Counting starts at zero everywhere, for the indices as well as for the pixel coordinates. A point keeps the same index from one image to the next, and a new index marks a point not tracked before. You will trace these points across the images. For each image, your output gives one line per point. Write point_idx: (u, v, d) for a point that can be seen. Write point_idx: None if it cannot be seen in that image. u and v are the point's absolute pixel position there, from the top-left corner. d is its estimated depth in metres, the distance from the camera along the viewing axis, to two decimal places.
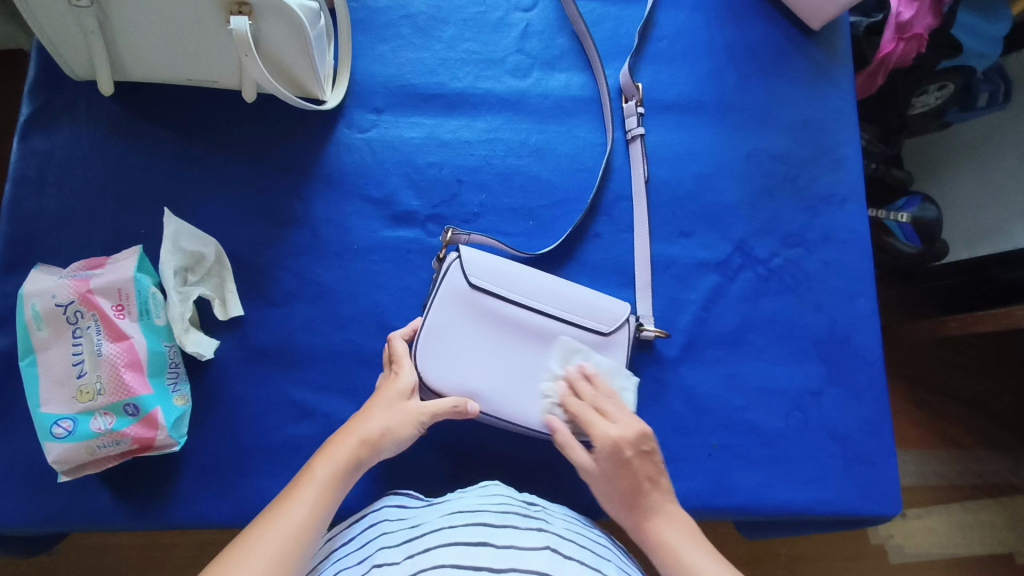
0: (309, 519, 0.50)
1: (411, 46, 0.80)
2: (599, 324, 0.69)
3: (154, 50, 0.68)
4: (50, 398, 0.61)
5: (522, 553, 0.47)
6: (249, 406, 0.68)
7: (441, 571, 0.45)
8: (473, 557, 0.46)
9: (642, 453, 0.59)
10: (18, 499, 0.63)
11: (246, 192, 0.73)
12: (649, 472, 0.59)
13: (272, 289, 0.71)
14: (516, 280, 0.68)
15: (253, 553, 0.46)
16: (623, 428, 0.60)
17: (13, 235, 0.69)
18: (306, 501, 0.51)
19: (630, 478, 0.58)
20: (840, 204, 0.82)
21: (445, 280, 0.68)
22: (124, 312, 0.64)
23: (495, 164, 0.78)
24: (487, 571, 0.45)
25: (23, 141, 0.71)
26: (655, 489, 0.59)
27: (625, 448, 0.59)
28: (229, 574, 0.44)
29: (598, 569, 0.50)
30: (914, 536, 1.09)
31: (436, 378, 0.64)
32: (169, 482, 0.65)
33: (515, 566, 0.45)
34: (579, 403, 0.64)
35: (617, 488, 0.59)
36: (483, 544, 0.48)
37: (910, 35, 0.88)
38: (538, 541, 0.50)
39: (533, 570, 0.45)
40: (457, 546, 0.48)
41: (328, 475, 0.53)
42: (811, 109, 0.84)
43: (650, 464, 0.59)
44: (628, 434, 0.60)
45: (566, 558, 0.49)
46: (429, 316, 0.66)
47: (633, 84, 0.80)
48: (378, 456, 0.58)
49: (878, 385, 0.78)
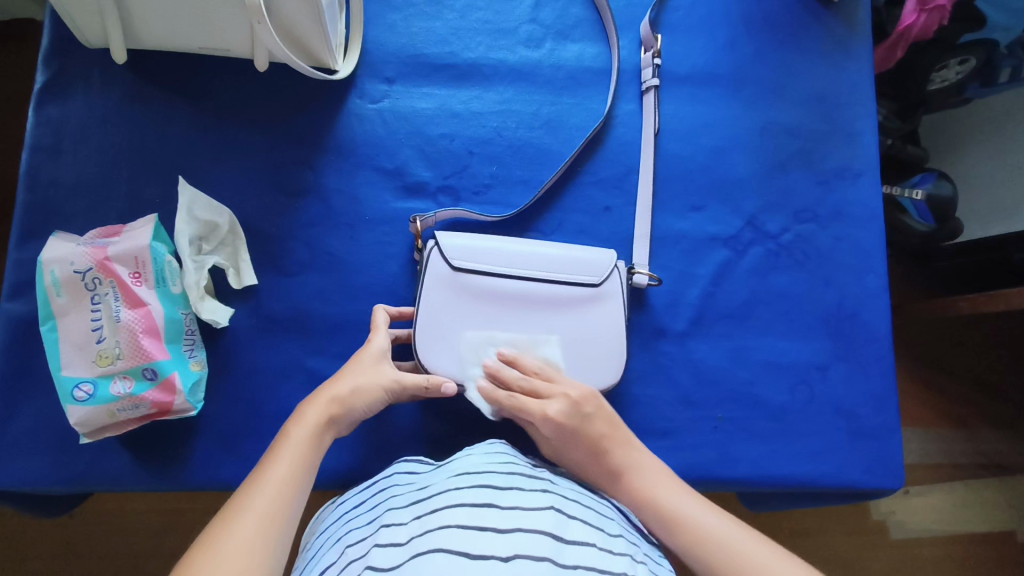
0: (291, 476, 0.50)
1: (423, 14, 0.79)
2: (590, 277, 0.69)
3: (167, 18, 0.67)
4: (71, 362, 0.63)
5: (527, 513, 0.49)
6: (263, 374, 0.69)
7: (449, 531, 0.46)
8: (479, 518, 0.48)
9: (592, 415, 0.61)
10: (41, 460, 0.65)
11: (259, 162, 0.73)
12: (603, 432, 0.61)
13: (285, 259, 0.71)
14: (494, 250, 0.68)
15: (244, 514, 0.46)
16: (557, 404, 0.61)
17: (30, 202, 0.69)
18: (287, 460, 0.51)
19: (583, 441, 0.61)
20: (854, 179, 0.82)
21: (428, 266, 0.68)
22: (141, 279, 0.65)
23: (507, 136, 0.77)
24: (492, 532, 0.46)
25: (38, 108, 0.71)
26: (614, 446, 0.60)
27: (567, 419, 0.61)
28: (227, 536, 0.45)
29: (601, 528, 0.52)
30: (916, 512, 1.10)
31: (439, 366, 0.66)
32: (186, 445, 0.67)
33: (519, 527, 0.47)
34: (516, 380, 0.64)
35: (575, 452, 0.62)
36: (489, 507, 0.49)
37: (932, 7, 0.87)
38: (543, 501, 0.51)
39: (538, 530, 0.47)
40: (464, 507, 0.49)
41: (302, 434, 0.54)
42: (828, 82, 0.83)
43: (602, 421, 0.61)
44: (565, 408, 0.61)
45: (570, 518, 0.51)
46: (420, 305, 0.67)
47: (652, 35, 0.80)
48: (349, 416, 0.59)
49: (886, 361, 0.78)
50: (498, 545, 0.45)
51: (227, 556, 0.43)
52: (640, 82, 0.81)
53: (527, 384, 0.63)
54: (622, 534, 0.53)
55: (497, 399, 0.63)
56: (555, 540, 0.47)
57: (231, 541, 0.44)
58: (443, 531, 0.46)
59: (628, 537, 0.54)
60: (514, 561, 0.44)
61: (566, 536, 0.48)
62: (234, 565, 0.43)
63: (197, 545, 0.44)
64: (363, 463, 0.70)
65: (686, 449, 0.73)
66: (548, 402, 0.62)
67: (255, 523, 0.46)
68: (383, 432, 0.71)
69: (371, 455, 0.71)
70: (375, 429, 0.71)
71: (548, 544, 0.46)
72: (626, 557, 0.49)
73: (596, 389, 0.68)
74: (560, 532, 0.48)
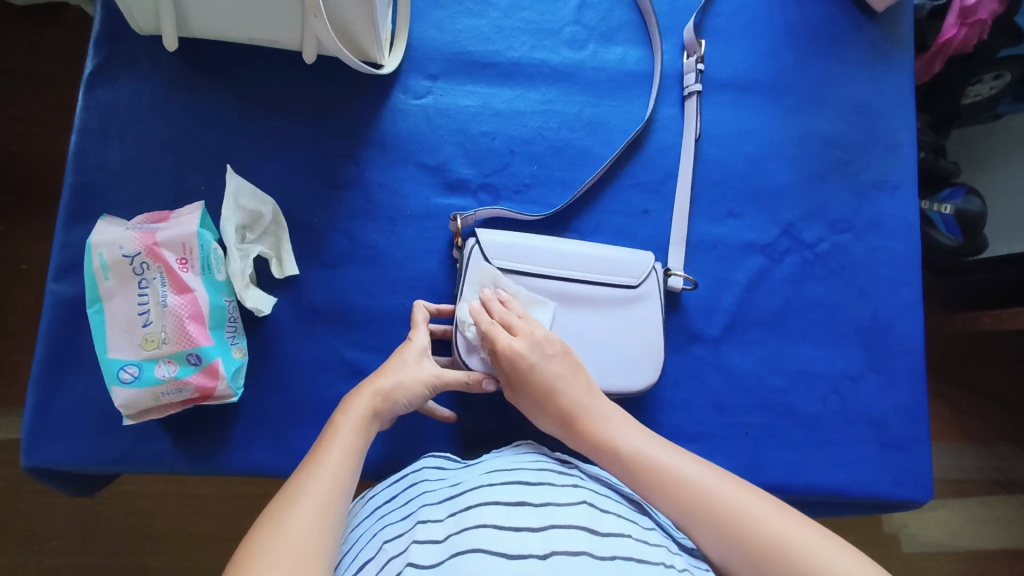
0: (345, 463, 0.51)
1: (468, 12, 0.79)
2: (628, 278, 0.70)
3: (220, 8, 0.68)
4: (117, 345, 0.63)
5: (561, 509, 0.49)
6: (302, 363, 0.70)
7: (485, 532, 0.47)
8: (513, 517, 0.48)
9: (558, 355, 0.61)
10: (83, 439, 0.66)
11: (303, 153, 0.74)
12: (560, 371, 0.60)
13: (326, 250, 0.72)
14: (531, 250, 0.69)
15: (303, 496, 0.48)
16: (523, 339, 0.61)
17: (78, 186, 0.70)
18: (340, 447, 0.52)
19: (536, 384, 0.60)
20: (892, 191, 0.82)
21: (469, 267, 0.68)
22: (188, 266, 0.66)
23: (548, 137, 0.78)
24: (528, 530, 0.47)
25: (89, 93, 0.72)
26: (568, 384, 0.60)
27: (528, 354, 0.60)
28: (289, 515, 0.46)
29: (635, 521, 0.52)
30: (929, 526, 1.10)
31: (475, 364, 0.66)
32: (225, 431, 0.68)
33: (553, 523, 0.47)
34: (499, 311, 0.64)
35: (529, 396, 0.61)
36: (522, 505, 0.50)
37: (974, 21, 0.87)
38: (575, 497, 0.51)
39: (572, 525, 0.47)
40: (496, 507, 0.49)
41: (349, 424, 0.55)
42: (869, 93, 0.83)
43: (563, 363, 0.61)
44: (529, 345, 0.61)
45: (604, 511, 0.51)
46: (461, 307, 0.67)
47: (696, 41, 0.80)
48: (393, 411, 0.59)
49: (917, 374, 0.78)
50: (533, 541, 0.46)
51: (288, 534, 0.45)
52: (682, 86, 0.81)
53: (506, 317, 0.64)
54: (655, 526, 0.54)
55: (478, 319, 0.63)
56: (591, 534, 0.47)
57: (292, 521, 0.46)
58: (478, 533, 0.47)
59: (661, 528, 0.54)
60: (552, 558, 0.44)
61: (600, 529, 0.48)
62: (297, 541, 0.44)
63: (256, 528, 0.45)
64: (397, 455, 0.71)
65: (715, 453, 0.74)
66: (516, 337, 0.62)
67: (314, 506, 0.47)
68: (416, 425, 0.72)
69: (404, 448, 0.71)
70: (409, 423, 0.72)
71: (584, 538, 0.46)
72: (662, 547, 0.50)
73: (631, 389, 0.68)
74: (594, 525, 0.48)
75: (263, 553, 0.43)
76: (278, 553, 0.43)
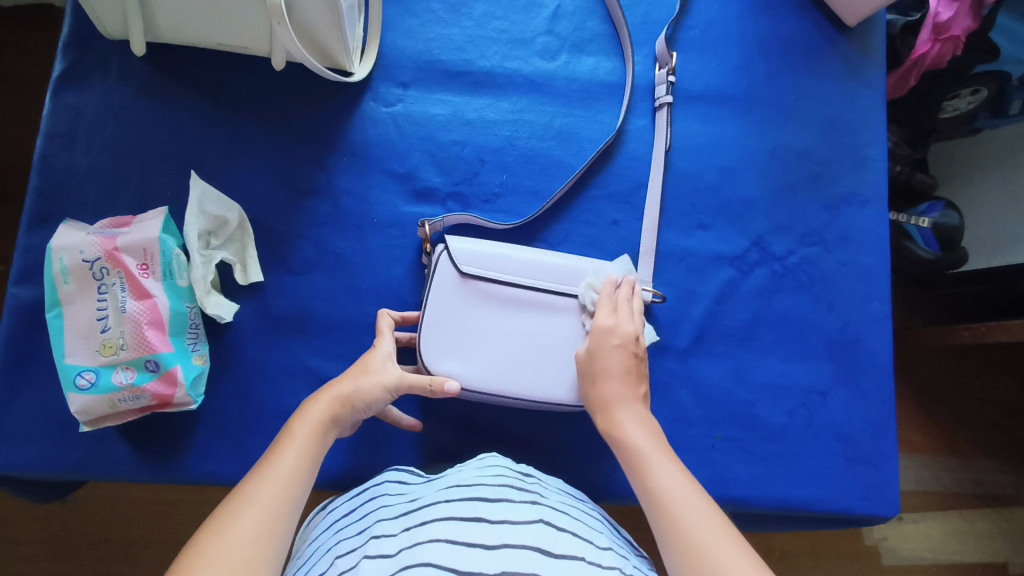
0: (299, 469, 0.51)
1: (440, 21, 0.79)
2: None
3: (188, 15, 0.68)
4: (75, 350, 0.63)
5: (516, 528, 0.49)
6: (265, 370, 0.69)
7: (436, 547, 0.46)
8: (467, 532, 0.48)
9: (634, 357, 0.62)
10: (40, 445, 0.66)
11: (271, 159, 0.73)
12: (624, 367, 0.61)
13: (292, 257, 0.72)
14: (542, 265, 0.69)
15: (250, 504, 0.47)
16: (624, 329, 0.63)
17: (41, 190, 0.70)
18: (293, 455, 0.52)
19: (597, 361, 0.62)
20: (862, 205, 0.82)
21: (437, 272, 0.68)
22: (148, 271, 0.65)
23: (518, 146, 0.78)
24: (480, 548, 0.46)
25: (56, 96, 0.72)
26: (619, 379, 0.60)
27: (614, 338, 0.63)
28: (233, 524, 0.45)
29: (591, 541, 0.52)
30: (909, 539, 1.10)
31: (443, 368, 0.66)
32: (185, 439, 0.67)
33: (507, 543, 0.47)
34: (609, 292, 0.66)
35: (585, 368, 0.62)
36: (477, 520, 0.49)
37: (947, 37, 0.88)
38: (532, 514, 0.51)
39: (526, 546, 0.47)
40: (452, 521, 0.49)
41: (307, 432, 0.54)
42: (840, 107, 0.83)
43: (630, 365, 0.61)
44: (622, 333, 0.63)
45: (560, 530, 0.50)
46: (427, 307, 0.67)
47: (668, 52, 0.80)
48: (352, 416, 0.58)
49: (886, 387, 0.78)
50: (484, 560, 0.45)
51: (230, 548, 0.43)
52: (653, 97, 0.81)
53: (610, 301, 0.66)
54: (611, 546, 0.53)
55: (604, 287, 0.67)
56: (544, 556, 0.46)
57: (238, 532, 0.44)
58: (431, 547, 0.46)
59: (617, 550, 0.54)
60: None
61: (554, 551, 0.47)
62: (241, 553, 0.43)
63: (204, 532, 0.44)
64: (361, 464, 0.71)
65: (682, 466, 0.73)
66: (617, 321, 0.64)
67: (261, 515, 0.46)
68: (381, 434, 0.71)
69: (367, 457, 0.71)
70: (373, 431, 0.71)
71: (535, 559, 0.46)
72: (615, 570, 0.49)
73: None
74: (548, 546, 0.47)
75: (213, 559, 0.42)
76: (228, 558, 0.43)
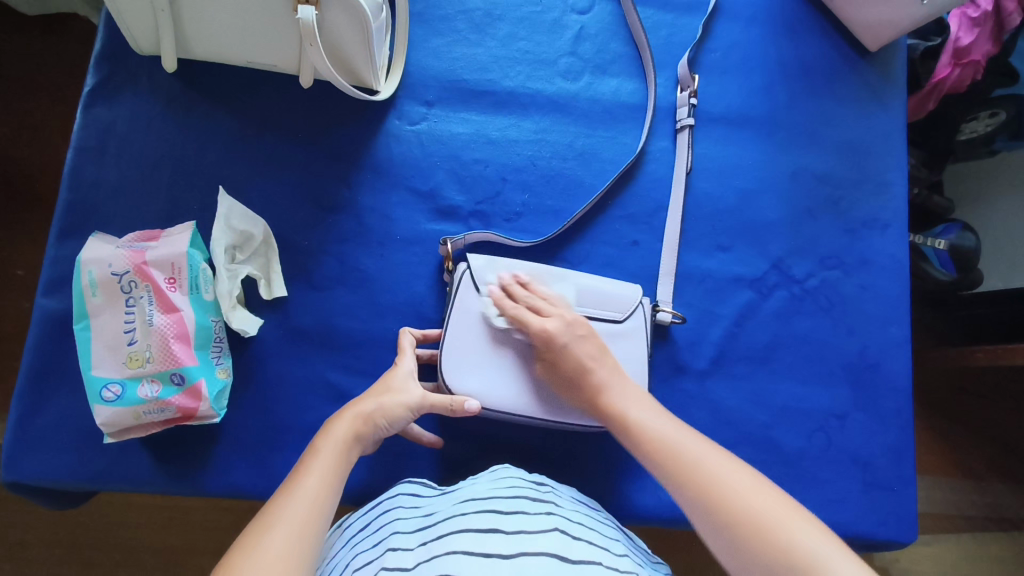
0: (323, 487, 0.51)
1: (466, 41, 0.80)
2: (614, 313, 0.70)
3: (221, 32, 0.69)
4: (101, 362, 0.64)
5: (533, 536, 0.49)
6: (286, 385, 0.70)
7: (454, 559, 0.46)
8: (484, 542, 0.48)
9: (585, 338, 0.64)
10: (63, 455, 0.66)
11: (297, 176, 0.74)
12: (590, 353, 0.63)
13: (315, 272, 0.72)
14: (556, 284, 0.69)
15: (275, 522, 0.47)
16: (556, 321, 0.65)
17: (71, 202, 0.71)
18: (317, 473, 0.52)
19: (570, 364, 0.63)
20: (882, 230, 0.82)
21: (458, 296, 0.68)
22: (176, 285, 0.66)
23: (541, 166, 0.78)
24: (497, 556, 0.46)
25: (87, 111, 0.73)
26: (600, 365, 0.63)
27: (561, 336, 0.63)
28: (261, 543, 0.45)
29: (606, 550, 0.52)
30: (922, 562, 1.09)
31: (464, 388, 0.66)
32: (207, 451, 0.68)
33: (525, 550, 0.47)
34: (523, 294, 0.67)
35: (561, 376, 0.64)
36: (493, 530, 0.49)
37: (968, 62, 0.88)
38: (548, 523, 0.51)
39: (543, 552, 0.47)
40: (469, 531, 0.49)
41: (329, 449, 0.54)
42: (860, 131, 0.84)
43: (593, 344, 0.64)
44: (562, 326, 0.64)
45: (575, 539, 0.50)
46: (448, 330, 0.67)
47: (690, 75, 0.81)
48: (375, 433, 0.58)
49: (904, 412, 0.78)
50: (502, 567, 0.45)
51: (262, 561, 0.44)
52: (675, 119, 0.82)
53: (531, 300, 0.67)
54: (627, 554, 0.54)
55: (503, 307, 0.66)
56: (561, 562, 0.47)
57: (269, 549, 0.45)
58: (448, 558, 0.47)
59: (632, 557, 0.54)
60: None
61: (571, 558, 0.48)
62: (271, 566, 0.44)
63: (233, 553, 0.45)
64: (380, 480, 0.71)
65: None
66: (547, 318, 0.65)
67: (288, 532, 0.46)
68: (400, 450, 0.71)
69: (385, 473, 0.71)
70: (392, 447, 0.71)
71: (553, 564, 0.46)
72: None
73: None
74: (565, 553, 0.48)
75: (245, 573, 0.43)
76: (257, 568, 0.43)
